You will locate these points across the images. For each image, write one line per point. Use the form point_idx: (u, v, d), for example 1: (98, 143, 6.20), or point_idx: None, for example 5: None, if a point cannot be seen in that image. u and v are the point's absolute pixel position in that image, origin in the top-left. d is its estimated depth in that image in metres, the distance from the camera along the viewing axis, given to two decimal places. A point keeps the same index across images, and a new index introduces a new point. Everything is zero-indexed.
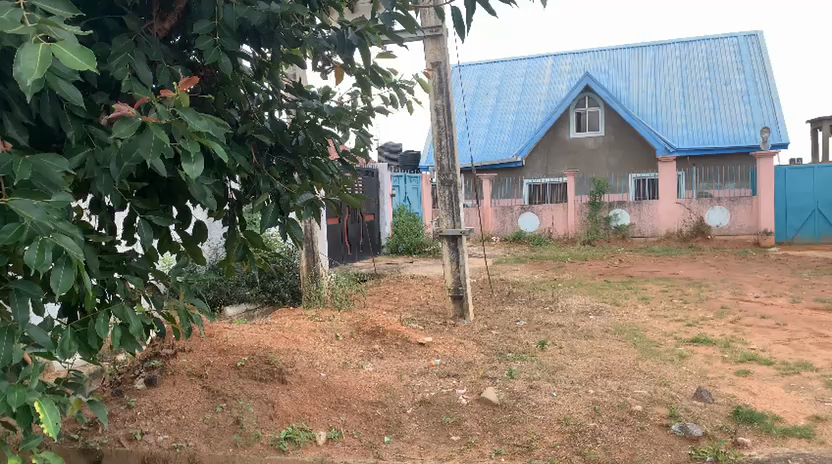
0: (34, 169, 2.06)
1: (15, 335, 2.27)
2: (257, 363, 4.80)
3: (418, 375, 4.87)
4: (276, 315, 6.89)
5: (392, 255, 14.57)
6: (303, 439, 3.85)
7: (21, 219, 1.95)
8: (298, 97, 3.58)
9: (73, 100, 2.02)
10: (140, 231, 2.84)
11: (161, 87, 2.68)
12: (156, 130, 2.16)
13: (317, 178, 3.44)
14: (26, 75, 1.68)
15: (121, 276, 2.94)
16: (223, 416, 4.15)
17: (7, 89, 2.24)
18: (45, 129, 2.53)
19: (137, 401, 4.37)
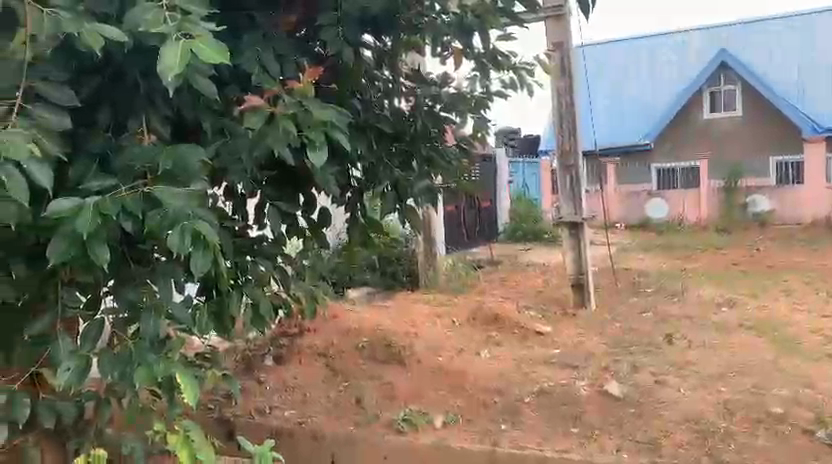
0: (174, 158, 2.19)
1: (162, 310, 2.50)
2: (376, 345, 4.98)
3: (536, 364, 4.81)
4: (395, 299, 7.06)
5: (510, 241, 14.37)
6: (422, 421, 3.91)
7: (165, 207, 2.12)
8: (418, 84, 3.62)
9: (209, 95, 2.14)
10: (270, 217, 3.05)
11: (287, 79, 2.78)
12: (285, 122, 2.28)
13: (436, 165, 3.54)
14: (167, 71, 1.82)
15: (252, 260, 3.12)
16: (344, 396, 4.33)
17: (152, 86, 2.41)
18: (182, 122, 2.70)
19: (266, 377, 4.67)
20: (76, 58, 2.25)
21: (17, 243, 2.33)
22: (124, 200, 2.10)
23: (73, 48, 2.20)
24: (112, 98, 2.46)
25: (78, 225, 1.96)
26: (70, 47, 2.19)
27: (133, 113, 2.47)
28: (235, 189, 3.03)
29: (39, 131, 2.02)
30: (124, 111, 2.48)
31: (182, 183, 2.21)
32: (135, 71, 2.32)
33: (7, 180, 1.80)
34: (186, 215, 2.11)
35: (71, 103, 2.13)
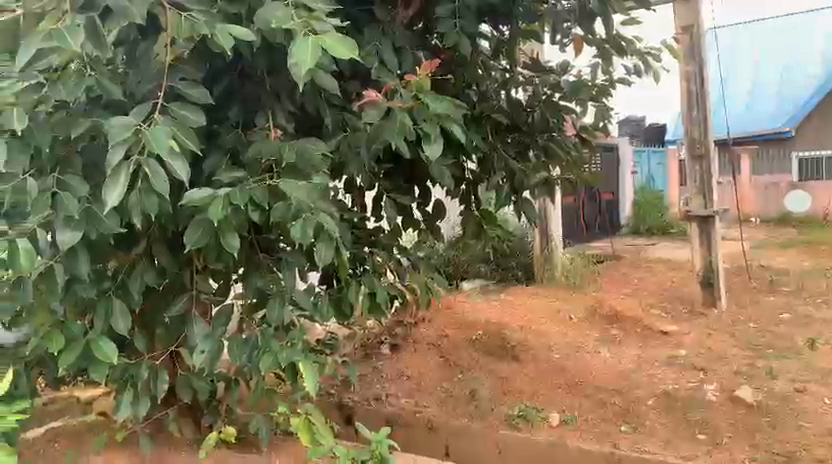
0: (297, 152, 2.30)
1: (286, 297, 2.60)
2: (491, 338, 4.96)
3: (660, 365, 4.58)
4: (510, 293, 7.00)
5: (631, 235, 13.74)
6: (537, 418, 3.85)
7: (288, 198, 2.19)
8: (536, 73, 3.53)
9: (330, 90, 2.19)
10: (387, 208, 3.12)
11: (405, 73, 2.79)
12: (402, 115, 2.29)
13: (553, 157, 3.43)
14: (299, 65, 1.87)
15: (369, 250, 3.19)
16: (459, 387, 4.35)
17: (278, 82, 2.53)
18: (306, 117, 2.81)
19: (382, 364, 4.78)
20: (210, 57, 2.43)
21: (161, 231, 2.54)
22: (253, 191, 2.20)
23: (203, 50, 2.37)
24: (243, 95, 2.60)
25: (210, 214, 2.03)
26: (204, 48, 2.35)
27: (262, 110, 2.58)
28: (354, 182, 3.11)
29: (176, 127, 2.10)
30: (254, 106, 2.61)
31: (306, 175, 2.29)
32: (262, 67, 2.44)
33: (151, 173, 1.94)
34: (308, 207, 2.18)
35: (206, 101, 2.21)
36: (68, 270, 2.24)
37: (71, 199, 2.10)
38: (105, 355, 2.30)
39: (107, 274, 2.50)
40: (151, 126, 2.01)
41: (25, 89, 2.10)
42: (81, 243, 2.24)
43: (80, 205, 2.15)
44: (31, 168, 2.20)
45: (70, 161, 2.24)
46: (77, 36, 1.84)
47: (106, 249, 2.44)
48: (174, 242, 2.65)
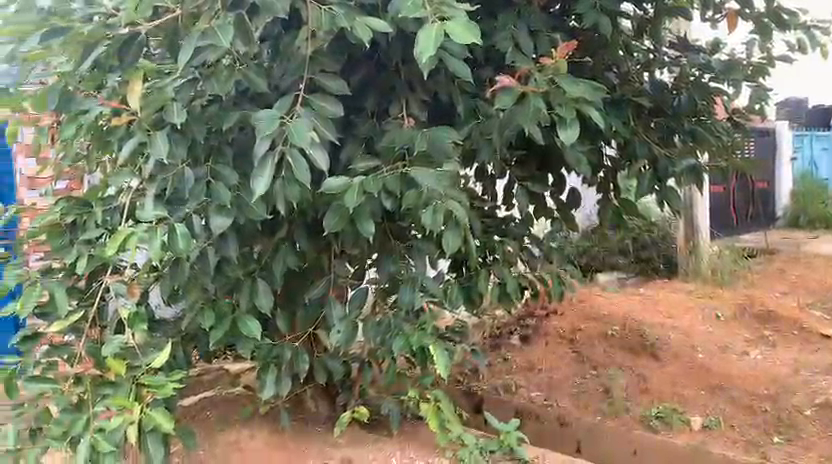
0: (429, 140, 2.29)
1: (417, 284, 2.63)
2: (628, 334, 4.75)
3: (822, 372, 4.15)
4: (649, 287, 6.66)
5: (790, 228, 12.57)
6: (677, 420, 3.64)
7: (420, 186, 2.21)
8: (683, 53, 3.34)
9: (462, 77, 2.16)
10: (517, 197, 3.05)
11: (541, 56, 2.70)
12: (536, 100, 2.22)
13: (700, 142, 3.18)
14: (422, 53, 1.84)
15: (500, 239, 3.14)
16: (592, 383, 4.20)
17: (411, 72, 2.55)
18: (439, 105, 2.79)
19: (512, 355, 4.72)
20: (347, 49, 2.46)
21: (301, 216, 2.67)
22: (385, 179, 2.24)
23: (342, 39, 2.39)
24: (378, 85, 2.63)
25: (344, 203, 2.09)
26: (342, 40, 2.40)
27: (396, 99, 2.62)
28: (484, 170, 3.07)
29: (317, 118, 2.17)
30: (389, 95, 2.65)
31: (437, 164, 2.31)
32: (396, 58, 2.47)
33: (293, 163, 2.02)
34: (438, 195, 2.19)
35: (343, 92, 2.28)
36: (219, 253, 2.41)
37: (223, 188, 2.25)
38: (250, 332, 2.45)
39: (253, 257, 2.63)
40: (293, 118, 2.09)
41: (183, 85, 2.25)
42: (231, 229, 2.41)
43: (230, 194, 2.30)
44: (188, 158, 2.35)
45: (222, 150, 2.39)
46: (227, 33, 1.96)
47: (252, 232, 2.59)
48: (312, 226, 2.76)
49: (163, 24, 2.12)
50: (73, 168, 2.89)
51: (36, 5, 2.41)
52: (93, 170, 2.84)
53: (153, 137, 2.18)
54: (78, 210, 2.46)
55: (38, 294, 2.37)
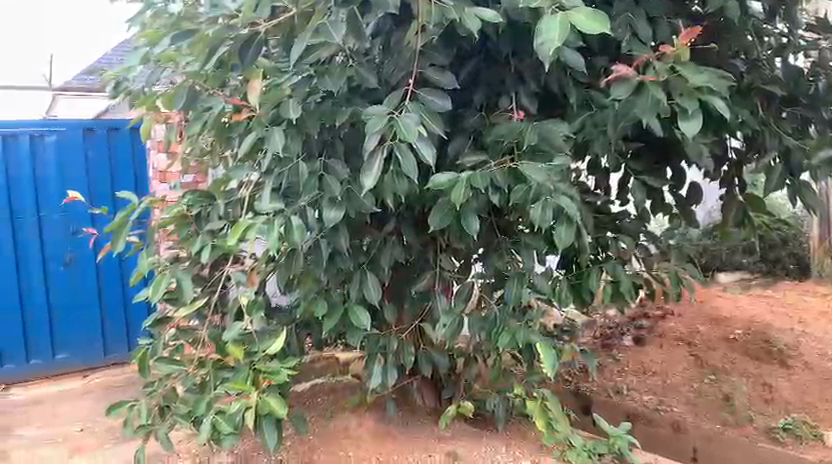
0: (540, 134, 2.24)
1: (524, 280, 2.58)
2: (752, 339, 4.45)
3: None
4: (777, 289, 6.21)
5: None
6: (807, 435, 3.38)
7: (529, 181, 2.15)
8: (823, 35, 3.03)
9: (576, 67, 2.11)
10: (634, 191, 2.89)
11: (661, 43, 2.55)
12: (655, 89, 2.12)
13: None
14: (547, 44, 1.77)
15: (613, 236, 3.03)
16: (711, 389, 3.97)
17: (522, 63, 2.49)
18: (550, 96, 2.72)
19: (624, 356, 4.54)
20: (457, 42, 2.44)
21: (409, 210, 2.71)
22: (494, 174, 2.21)
23: (451, 33, 2.37)
24: (488, 78, 2.59)
25: (452, 197, 2.06)
26: (452, 33, 2.37)
27: (506, 91, 2.59)
28: (598, 163, 2.94)
29: (425, 112, 2.18)
30: (499, 88, 2.60)
31: (547, 157, 2.24)
32: (507, 49, 2.42)
33: (402, 159, 2.04)
34: (548, 190, 2.12)
35: (452, 86, 2.28)
36: (331, 244, 2.47)
37: (334, 182, 2.32)
38: (359, 322, 2.49)
39: (362, 248, 2.67)
40: (402, 114, 2.10)
41: (299, 82, 2.34)
42: (343, 222, 2.47)
43: (341, 187, 2.34)
44: (303, 152, 2.43)
45: (334, 145, 2.48)
46: (339, 30, 2.01)
47: (361, 224, 2.64)
48: (420, 219, 2.78)
49: (281, 24, 2.19)
50: (199, 163, 3.06)
51: (169, 10, 2.57)
52: (217, 165, 3.00)
53: (270, 133, 2.28)
54: (201, 202, 2.62)
55: (166, 282, 2.51)
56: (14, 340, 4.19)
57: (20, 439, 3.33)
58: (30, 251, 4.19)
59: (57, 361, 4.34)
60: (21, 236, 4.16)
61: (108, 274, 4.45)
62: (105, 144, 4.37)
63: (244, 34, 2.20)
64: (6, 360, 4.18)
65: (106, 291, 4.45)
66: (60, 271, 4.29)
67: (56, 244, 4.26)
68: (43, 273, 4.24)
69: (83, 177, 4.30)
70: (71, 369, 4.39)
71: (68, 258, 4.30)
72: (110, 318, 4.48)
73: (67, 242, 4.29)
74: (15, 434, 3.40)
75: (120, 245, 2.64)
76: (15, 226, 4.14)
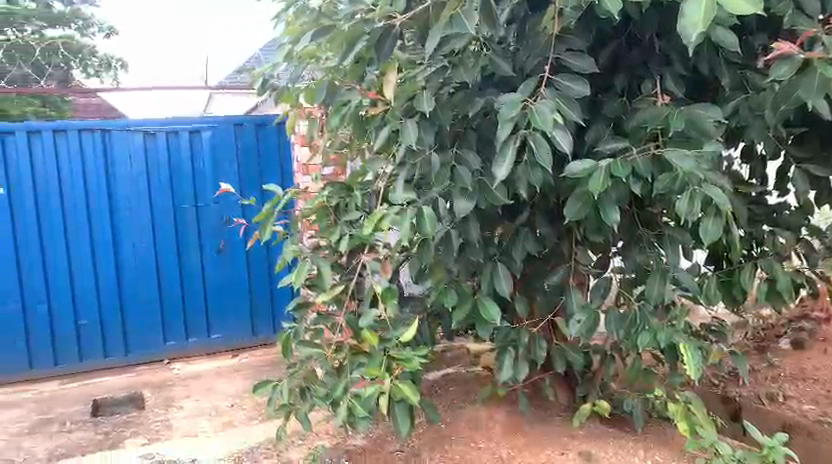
0: (687, 119, 2.07)
1: (668, 276, 2.42)
2: None
3: None
4: None
5: None
6: None
7: (674, 168, 2.02)
8: None
9: (729, 46, 1.92)
10: (795, 181, 2.63)
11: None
12: (824, 67, 1.88)
13: None
14: (688, 28, 1.62)
15: (770, 230, 2.77)
16: None
17: (669, 44, 2.34)
18: (700, 78, 2.52)
19: (780, 362, 4.17)
20: (596, 26, 2.34)
21: (543, 201, 2.65)
22: (635, 163, 2.09)
23: (591, 17, 2.27)
24: (630, 62, 2.47)
25: (589, 187, 1.98)
26: (592, 15, 2.27)
27: (650, 75, 2.43)
28: (754, 149, 2.75)
29: (562, 99, 2.09)
30: (642, 71, 2.46)
31: (696, 143, 2.08)
32: (651, 30, 2.28)
33: (536, 147, 1.98)
34: (697, 179, 1.97)
35: (590, 70, 2.18)
36: (461, 235, 2.49)
37: (466, 173, 2.31)
38: (488, 315, 2.46)
39: (493, 241, 2.66)
40: (536, 102, 2.03)
41: (432, 73, 2.34)
42: (473, 213, 2.49)
43: (473, 178, 2.35)
44: (435, 143, 2.42)
45: (466, 136, 2.45)
46: (473, 19, 1.98)
47: (493, 215, 2.63)
48: (555, 211, 2.71)
49: (416, 16, 2.20)
50: (338, 155, 3.16)
51: (311, 7, 2.66)
52: (355, 157, 3.06)
53: (404, 126, 2.31)
54: (341, 194, 2.70)
55: (307, 269, 2.62)
56: (176, 319, 4.60)
57: (180, 410, 3.64)
58: (189, 238, 4.57)
59: (212, 339, 4.70)
60: (181, 225, 4.54)
61: (256, 260, 4.75)
62: (253, 138, 4.65)
63: (380, 27, 2.20)
64: (169, 337, 4.60)
65: (255, 276, 4.76)
66: (215, 257, 4.64)
67: (211, 232, 4.61)
68: (200, 259, 4.61)
69: (234, 170, 4.62)
70: (224, 348, 4.74)
71: (221, 245, 4.64)
72: (257, 299, 4.79)
73: (219, 230, 4.63)
74: (176, 405, 3.73)
75: (266, 234, 2.78)
76: (176, 215, 4.52)
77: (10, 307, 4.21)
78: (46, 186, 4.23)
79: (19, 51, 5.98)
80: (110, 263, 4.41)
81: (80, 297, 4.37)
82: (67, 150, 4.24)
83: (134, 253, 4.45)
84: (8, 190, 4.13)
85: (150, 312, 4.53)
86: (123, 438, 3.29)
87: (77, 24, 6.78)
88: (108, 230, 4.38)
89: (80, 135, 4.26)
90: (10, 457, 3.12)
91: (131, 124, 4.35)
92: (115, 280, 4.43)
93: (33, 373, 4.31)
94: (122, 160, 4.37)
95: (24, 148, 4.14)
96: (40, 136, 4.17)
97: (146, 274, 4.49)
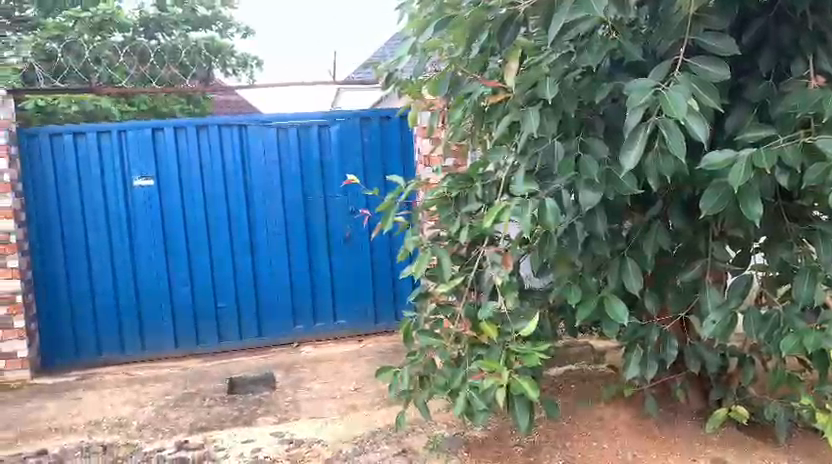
0: None
1: (819, 277, 2.19)
2: None
3: None
4: None
5: None
6: None
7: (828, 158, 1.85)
8: None
9: None
10: None
11: None
12: None
13: None
14: None
15: None
16: None
17: (823, 19, 2.12)
18: None
19: None
20: (739, 3, 2.16)
21: (676, 193, 2.52)
22: (782, 151, 1.91)
23: None
24: (779, 40, 2.24)
25: (729, 179, 1.82)
26: None
27: (800, 55, 2.22)
28: None
29: (697, 84, 1.95)
30: (792, 51, 2.24)
31: None
32: (804, 5, 2.08)
33: (668, 136, 1.87)
34: None
35: (729, 52, 2.01)
36: (587, 228, 2.38)
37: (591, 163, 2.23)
38: (615, 315, 2.34)
39: (621, 234, 2.54)
40: (669, 87, 1.91)
41: (556, 60, 2.28)
42: (600, 205, 2.37)
43: (600, 168, 2.26)
44: (558, 132, 2.38)
45: (593, 124, 2.38)
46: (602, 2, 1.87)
47: (621, 208, 2.51)
48: (690, 203, 2.56)
49: (539, 2, 2.13)
50: (459, 146, 3.14)
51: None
52: (476, 149, 3.01)
53: (526, 115, 2.26)
54: (461, 184, 2.68)
55: (428, 259, 2.62)
56: (305, 305, 4.81)
57: (308, 391, 3.82)
58: (317, 227, 4.76)
59: (338, 324, 4.87)
60: (310, 215, 4.74)
61: (380, 250, 4.87)
62: (378, 131, 4.76)
63: (502, 14, 2.19)
64: (299, 321, 4.82)
65: (378, 265, 4.88)
66: (341, 246, 4.81)
67: (338, 222, 4.78)
68: (327, 247, 4.79)
69: (360, 161, 4.75)
70: (349, 333, 4.89)
71: (347, 234, 4.80)
72: (380, 287, 4.91)
73: (345, 219, 4.79)
74: (304, 387, 3.91)
75: (388, 225, 2.82)
76: (305, 206, 4.73)
77: (160, 288, 4.59)
78: (190, 178, 4.57)
79: (167, 54, 6.43)
80: (245, 250, 4.69)
81: (219, 281, 4.68)
82: (208, 144, 4.56)
83: (266, 241, 4.71)
84: (158, 182, 4.52)
85: (282, 297, 4.77)
86: (256, 416, 3.50)
87: (218, 26, 7.30)
88: (244, 219, 4.66)
89: (219, 130, 4.56)
90: (159, 427, 3.41)
91: (265, 120, 4.61)
92: (250, 266, 4.71)
93: (179, 350, 4.67)
94: (257, 153, 4.63)
95: (171, 143, 4.51)
96: (185, 131, 4.52)
97: (277, 261, 4.74)
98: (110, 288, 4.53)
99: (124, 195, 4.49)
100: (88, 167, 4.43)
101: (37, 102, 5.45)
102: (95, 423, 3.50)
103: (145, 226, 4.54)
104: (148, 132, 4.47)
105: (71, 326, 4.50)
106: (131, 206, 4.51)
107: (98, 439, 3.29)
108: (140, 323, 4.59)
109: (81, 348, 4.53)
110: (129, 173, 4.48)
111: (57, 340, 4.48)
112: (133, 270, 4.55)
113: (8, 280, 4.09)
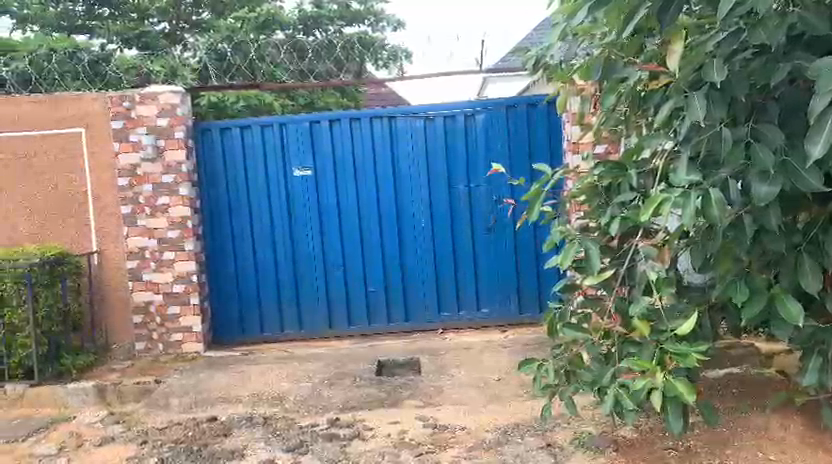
0: None
1: None
2: None
3: None
4: None
5: None
6: None
7: None
8: None
9: None
10: None
11: None
12: None
13: None
14: None
15: None
16: None
17: None
18: None
19: None
20: None
21: None
22: None
23: None
24: None
25: None
26: None
27: None
28: None
29: None
30: None
31: None
32: None
33: None
34: None
35: None
36: (758, 221, 2.17)
37: (765, 152, 2.04)
38: (791, 315, 2.14)
39: (797, 228, 2.30)
40: None
41: (725, 39, 2.07)
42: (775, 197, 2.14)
43: (775, 158, 2.07)
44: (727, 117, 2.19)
45: (766, 108, 2.19)
46: None
47: (798, 199, 2.28)
48: None
49: None
50: (611, 132, 3.00)
51: None
52: (630, 135, 2.84)
53: (691, 100, 2.10)
54: (613, 173, 2.52)
55: (575, 250, 2.51)
56: (449, 292, 4.87)
57: (451, 379, 3.86)
58: (461, 216, 4.79)
59: (482, 314, 4.87)
60: (455, 204, 4.79)
61: (524, 240, 4.80)
62: (524, 119, 4.69)
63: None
64: (444, 309, 4.89)
65: (523, 256, 4.82)
66: (485, 236, 4.81)
67: (483, 211, 4.78)
68: (472, 236, 4.81)
69: (505, 151, 4.71)
70: (493, 323, 4.88)
71: (491, 224, 4.78)
72: (524, 279, 4.83)
73: (490, 209, 4.77)
74: (447, 373, 3.96)
75: (533, 215, 2.75)
76: (451, 195, 4.78)
77: (316, 272, 4.86)
78: (343, 168, 4.78)
79: (323, 50, 6.72)
80: (394, 237, 4.82)
81: (369, 267, 4.86)
82: (360, 135, 4.75)
83: (413, 229, 4.82)
84: (315, 171, 4.77)
85: (427, 284, 4.86)
86: (402, 398, 3.60)
87: (369, 20, 7.49)
88: (392, 207, 4.80)
89: (371, 122, 4.73)
90: (313, 404, 3.62)
91: (413, 111, 4.71)
92: (399, 253, 4.84)
93: (332, 332, 4.90)
94: (405, 143, 4.75)
95: (328, 134, 4.74)
96: (339, 124, 4.74)
97: (424, 249, 4.83)
98: (271, 271, 4.86)
99: (285, 184, 4.79)
100: (254, 157, 4.78)
101: (211, 99, 5.96)
102: (258, 395, 3.79)
103: (303, 213, 4.82)
104: (306, 125, 4.74)
105: (238, 305, 4.89)
106: (290, 194, 4.80)
107: (261, 411, 3.57)
108: (298, 305, 4.89)
109: (247, 325, 4.91)
110: (289, 163, 4.78)
111: (227, 317, 4.90)
112: (292, 255, 4.84)
113: (186, 262, 4.53)
